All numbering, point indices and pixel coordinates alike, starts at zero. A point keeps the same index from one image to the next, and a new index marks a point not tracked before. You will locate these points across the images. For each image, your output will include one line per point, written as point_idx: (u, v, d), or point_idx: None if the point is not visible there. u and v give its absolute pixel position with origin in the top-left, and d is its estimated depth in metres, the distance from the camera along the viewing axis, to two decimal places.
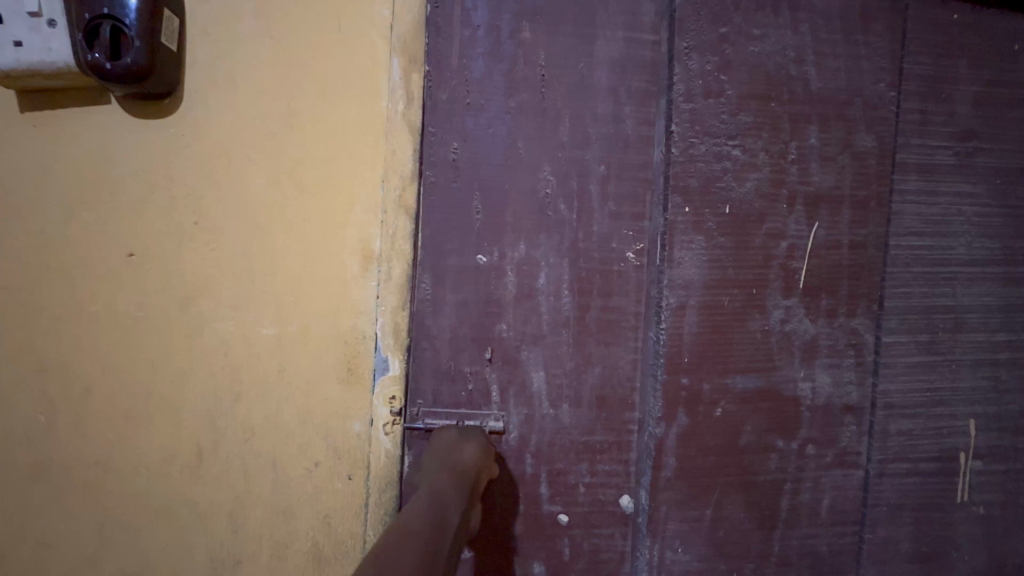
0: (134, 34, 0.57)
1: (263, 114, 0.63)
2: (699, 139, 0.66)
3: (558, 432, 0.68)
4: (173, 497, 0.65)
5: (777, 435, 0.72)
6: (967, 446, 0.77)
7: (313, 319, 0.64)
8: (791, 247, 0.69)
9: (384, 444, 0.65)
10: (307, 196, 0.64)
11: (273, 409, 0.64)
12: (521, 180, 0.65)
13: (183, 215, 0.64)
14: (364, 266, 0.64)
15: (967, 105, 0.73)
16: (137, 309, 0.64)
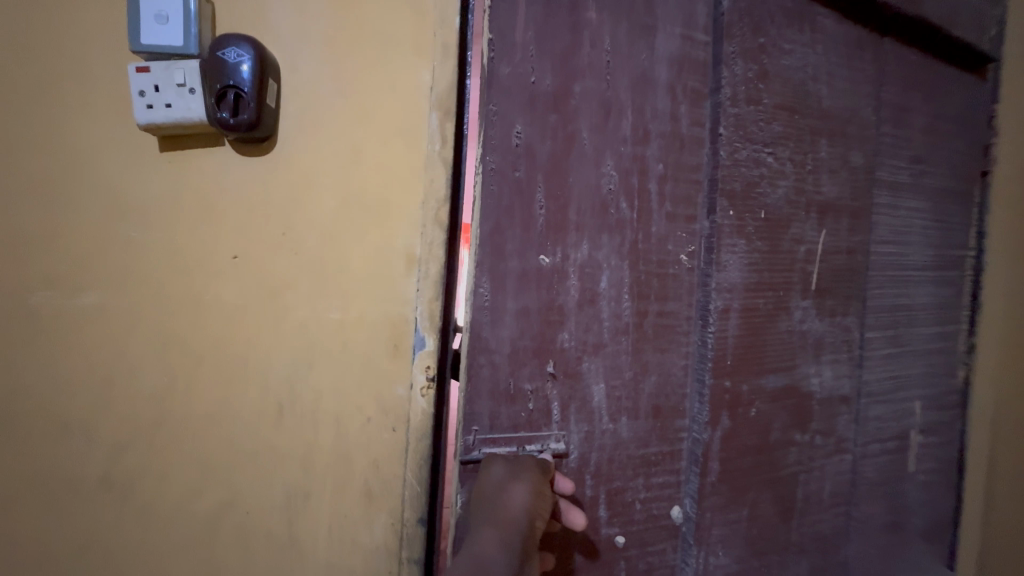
0: (247, 92, 0.52)
1: (323, 108, 0.57)
2: (742, 144, 0.67)
3: (616, 449, 0.62)
4: (234, 507, 0.57)
5: (796, 429, 0.76)
6: (916, 424, 0.90)
7: (371, 304, 0.58)
8: (808, 252, 0.74)
9: (419, 408, 0.60)
10: (369, 172, 0.58)
11: (329, 403, 0.58)
12: (584, 174, 0.59)
13: (249, 198, 0.56)
14: (407, 267, 0.59)
15: (918, 132, 0.85)
16: (210, 296, 0.56)
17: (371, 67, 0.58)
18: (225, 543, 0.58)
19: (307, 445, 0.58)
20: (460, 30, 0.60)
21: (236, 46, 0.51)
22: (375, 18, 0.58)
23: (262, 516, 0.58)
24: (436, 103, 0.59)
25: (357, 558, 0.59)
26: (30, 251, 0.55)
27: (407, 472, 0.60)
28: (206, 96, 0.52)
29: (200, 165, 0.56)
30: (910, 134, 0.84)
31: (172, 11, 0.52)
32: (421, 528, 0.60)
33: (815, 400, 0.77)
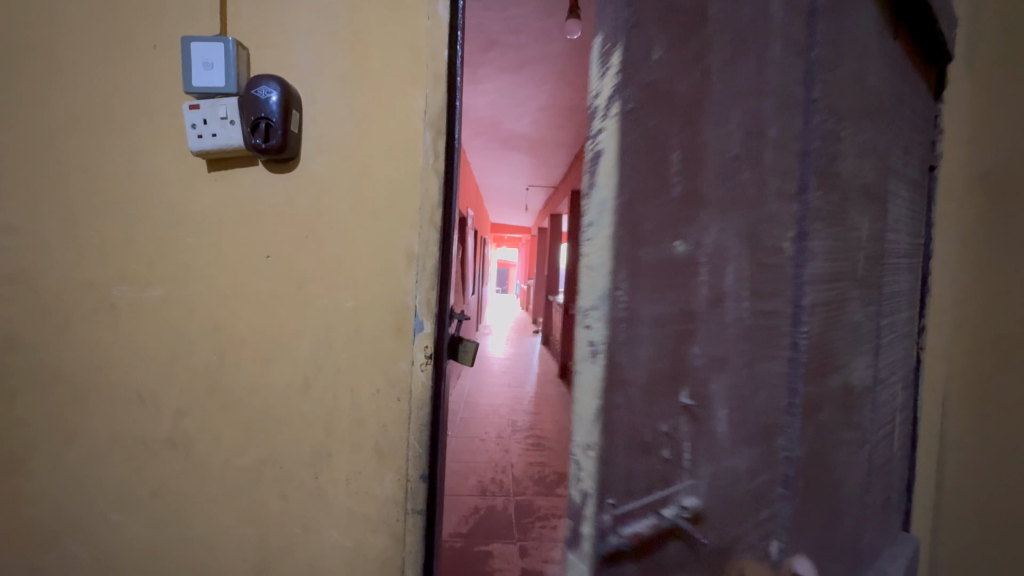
0: (277, 123, 0.69)
1: (338, 141, 0.74)
2: (835, 101, 0.54)
3: (737, 493, 0.49)
4: (277, 449, 0.77)
5: (851, 434, 0.68)
6: (902, 412, 0.87)
7: (380, 294, 0.75)
8: (866, 236, 0.68)
9: (419, 377, 0.74)
10: (374, 191, 0.74)
11: (348, 368, 0.76)
12: (713, 131, 0.46)
13: (284, 221, 0.75)
14: (408, 262, 0.74)
15: (916, 120, 0.82)
16: (265, 290, 0.76)
17: (380, 105, 0.73)
18: (266, 486, 0.78)
19: (333, 406, 0.76)
20: (449, 60, 0.73)
21: (267, 85, 0.69)
22: (381, 60, 0.73)
23: (292, 473, 0.77)
24: (430, 123, 0.72)
25: (372, 506, 0.77)
26: (121, 261, 0.77)
27: (412, 436, 0.75)
28: (243, 126, 0.70)
29: (242, 191, 0.75)
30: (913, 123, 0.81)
31: (215, 58, 0.70)
32: (423, 473, 0.75)
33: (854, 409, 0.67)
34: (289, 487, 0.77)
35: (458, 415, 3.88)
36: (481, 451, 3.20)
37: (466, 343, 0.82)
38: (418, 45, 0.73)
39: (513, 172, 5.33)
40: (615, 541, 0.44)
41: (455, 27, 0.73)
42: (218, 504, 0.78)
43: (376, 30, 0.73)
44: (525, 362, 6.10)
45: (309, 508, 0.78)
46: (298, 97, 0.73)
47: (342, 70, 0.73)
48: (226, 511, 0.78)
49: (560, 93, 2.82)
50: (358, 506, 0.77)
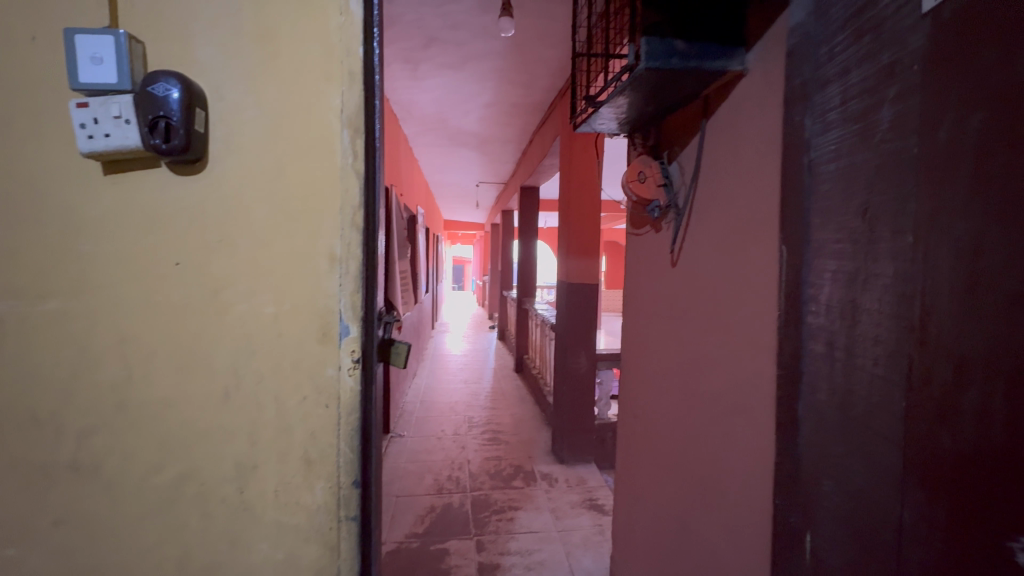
0: (180, 122, 0.66)
1: (248, 142, 0.71)
2: (906, 104, 0.58)
3: (850, 480, 0.68)
4: (196, 464, 0.74)
5: (936, 437, 0.52)
6: (836, 436, 0.71)
7: (300, 299, 0.72)
8: (897, 204, 0.60)
9: (347, 383, 0.73)
10: (288, 194, 0.71)
11: (269, 376, 0.73)
12: (893, 157, 0.61)
13: (192, 226, 0.71)
14: (330, 265, 0.72)
15: (861, 92, 0.67)
16: (174, 300, 0.72)
17: (293, 105, 0.71)
18: (187, 505, 0.74)
19: (254, 415, 0.74)
20: (365, 56, 0.71)
21: (165, 82, 0.65)
22: (291, 58, 0.70)
23: (212, 488, 0.74)
24: (347, 122, 0.71)
25: (302, 517, 0.75)
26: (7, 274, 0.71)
27: (342, 442, 0.74)
28: (140, 126, 0.66)
29: (147, 195, 0.71)
30: (880, 95, 0.63)
31: (105, 52, 0.65)
32: (356, 479, 0.75)
33: (841, 421, 0.70)
34: (211, 502, 0.74)
35: (413, 415, 3.83)
36: (438, 450, 3.18)
37: (397, 346, 0.81)
38: (329, 41, 0.70)
39: (462, 168, 5.28)
40: (870, 446, 0.64)
41: (370, 26, 0.72)
42: (134, 526, 0.74)
43: (284, 25, 0.70)
44: (481, 357, 6.11)
45: (233, 523, 0.75)
46: (205, 98, 0.70)
47: (250, 68, 0.70)
48: (143, 532, 0.74)
49: (503, 89, 2.82)
50: (287, 516, 0.75)
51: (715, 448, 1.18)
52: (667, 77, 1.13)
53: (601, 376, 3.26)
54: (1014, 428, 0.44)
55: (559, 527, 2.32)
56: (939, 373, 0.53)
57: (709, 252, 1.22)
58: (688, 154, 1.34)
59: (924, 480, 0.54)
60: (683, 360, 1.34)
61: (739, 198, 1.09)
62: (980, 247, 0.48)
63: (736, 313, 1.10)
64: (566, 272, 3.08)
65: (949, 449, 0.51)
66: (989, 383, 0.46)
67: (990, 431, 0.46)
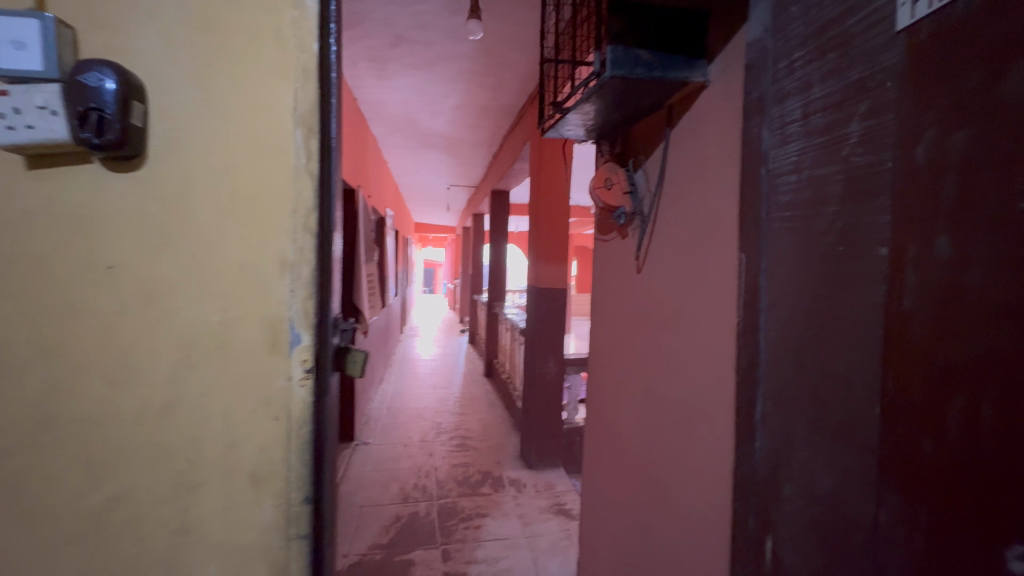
0: (114, 116, 0.61)
1: (192, 139, 0.66)
2: (870, 117, 0.57)
3: (805, 485, 0.69)
4: (131, 483, 0.68)
5: (911, 444, 0.50)
6: (791, 441, 0.72)
7: (248, 306, 0.68)
8: (854, 216, 0.60)
9: (298, 395, 0.69)
10: (234, 195, 0.67)
11: (213, 388, 0.69)
12: (855, 170, 0.60)
13: (127, 228, 0.66)
14: (281, 271, 0.68)
15: (826, 107, 0.65)
16: (107, 307, 0.67)
17: (241, 101, 0.67)
18: (121, 527, 0.69)
19: (197, 430, 0.69)
20: (320, 53, 0.68)
21: (98, 72, 0.61)
22: (240, 53, 0.67)
23: (148, 509, 0.69)
24: (300, 121, 0.68)
25: (248, 537, 0.70)
26: None
27: (293, 457, 0.70)
28: (69, 118, 0.61)
29: (76, 193, 0.66)
30: (841, 108, 0.62)
31: (29, 37, 0.60)
32: (308, 495, 0.71)
33: (793, 427, 0.72)
34: (147, 524, 0.69)
35: (380, 421, 3.75)
36: (405, 458, 3.11)
37: (353, 353, 0.78)
38: (281, 36, 0.67)
39: (432, 171, 5.23)
40: (823, 451, 0.65)
41: (326, 21, 0.69)
42: (59, 554, 0.68)
43: (233, 16, 0.67)
44: (451, 362, 6.05)
45: (171, 546, 0.69)
46: (144, 91, 0.65)
47: (194, 60, 0.66)
48: (70, 559, 0.68)
49: (473, 93, 2.80)
50: (231, 536, 0.70)
51: (678, 453, 1.19)
52: (632, 86, 1.14)
53: (569, 381, 3.27)
54: (1004, 434, 0.41)
55: (526, 534, 2.30)
56: (917, 382, 0.50)
57: (672, 260, 1.24)
58: (653, 162, 1.36)
59: (901, 488, 0.51)
60: (648, 366, 1.35)
61: (701, 207, 1.11)
62: (964, 261, 0.45)
63: (697, 319, 1.12)
64: (535, 277, 3.08)
65: (932, 456, 0.48)
66: (978, 392, 0.43)
67: (977, 438, 0.43)
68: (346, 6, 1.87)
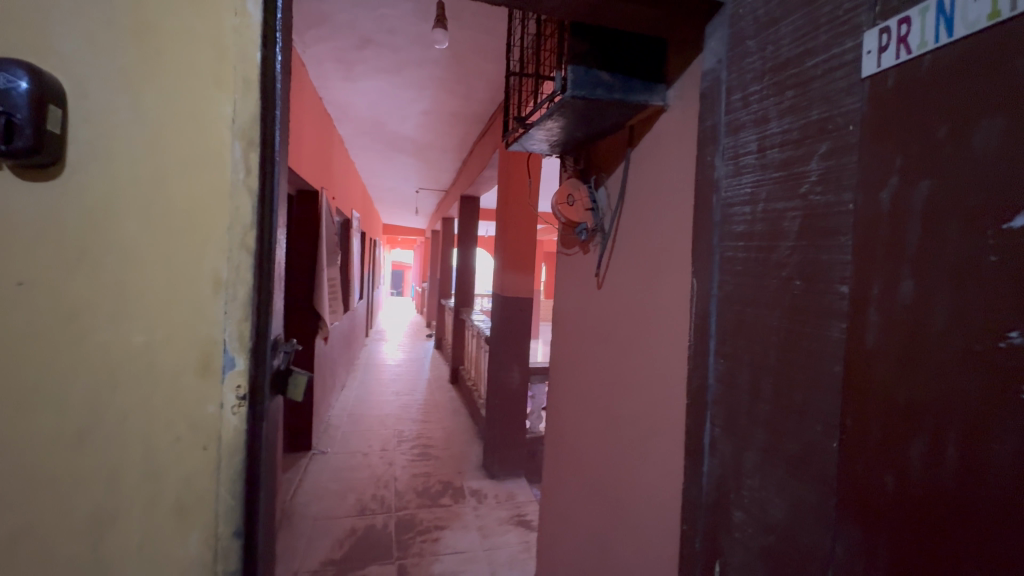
0: (25, 121, 0.56)
1: (118, 148, 0.62)
2: (829, 159, 0.59)
3: (756, 510, 0.70)
4: (37, 518, 0.63)
5: (872, 474, 0.52)
6: (742, 467, 0.73)
7: (176, 327, 0.64)
8: (814, 253, 0.61)
9: (230, 422, 0.66)
10: (163, 209, 0.63)
11: (133, 414, 0.64)
12: (812, 208, 0.62)
13: (42, 240, 0.61)
14: (214, 291, 0.65)
15: (785, 143, 0.67)
16: (14, 326, 0.61)
17: (174, 109, 0.63)
18: (25, 566, 0.63)
19: (116, 460, 0.64)
20: (263, 63, 0.65)
21: (8, 72, 0.56)
22: (173, 59, 0.63)
23: (58, 546, 0.63)
24: (240, 134, 0.64)
25: (171, 573, 0.66)
26: None
27: (222, 487, 0.66)
28: None
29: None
30: (799, 145, 0.64)
31: None
32: (238, 528, 0.67)
33: (745, 452, 0.73)
34: (56, 562, 0.63)
35: (340, 429, 3.64)
36: (364, 467, 3.02)
37: (295, 376, 0.74)
38: (220, 42, 0.63)
39: (402, 174, 5.17)
40: (776, 477, 0.66)
41: (271, 29, 0.65)
42: None
43: (167, 19, 0.62)
44: (415, 367, 5.96)
45: None
46: (65, 95, 0.61)
47: (123, 63, 0.62)
48: None
49: (443, 98, 2.77)
50: (153, 573, 0.65)
51: (632, 470, 1.20)
52: (593, 106, 1.15)
53: (533, 389, 3.27)
54: (965, 474, 0.42)
55: (485, 546, 2.28)
56: (878, 418, 0.51)
57: (630, 278, 1.26)
58: (614, 181, 1.37)
59: (862, 519, 0.53)
60: (606, 381, 1.36)
61: (659, 228, 1.13)
62: (926, 306, 0.46)
63: (652, 338, 1.13)
64: (502, 285, 3.07)
65: (891, 490, 0.49)
66: (940, 433, 0.44)
67: (937, 477, 0.44)
68: (311, 6, 1.82)
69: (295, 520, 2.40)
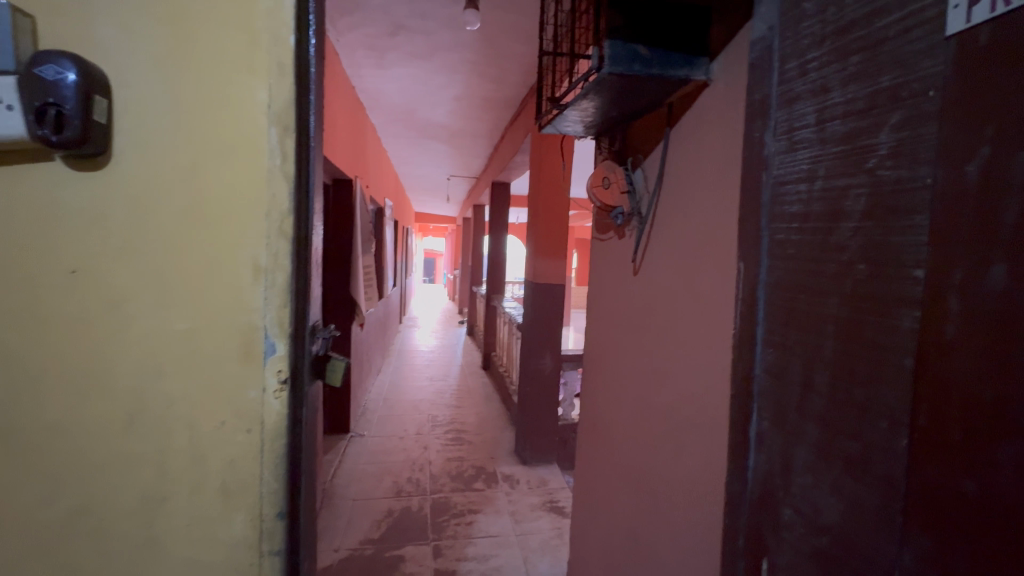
0: (74, 112, 0.57)
1: (159, 138, 0.63)
2: (902, 130, 0.53)
3: (808, 508, 0.66)
4: (94, 495, 0.66)
5: (945, 476, 0.47)
6: (791, 464, 0.69)
7: (218, 314, 0.65)
8: (881, 234, 0.56)
9: (274, 407, 0.67)
10: (202, 197, 0.64)
11: (179, 398, 0.66)
12: (880, 184, 0.56)
13: (91, 230, 0.63)
14: (254, 278, 0.65)
15: (848, 114, 0.61)
16: (67, 313, 0.64)
17: (210, 98, 0.63)
18: (85, 540, 0.66)
19: (164, 442, 0.66)
20: (297, 47, 0.64)
21: (57, 64, 0.57)
22: (209, 47, 0.63)
23: (113, 522, 0.66)
24: (275, 120, 0.64)
25: (219, 551, 0.68)
26: None
27: (266, 470, 0.67)
28: (26, 113, 0.57)
29: (36, 192, 0.62)
30: (865, 115, 0.58)
31: None
32: (282, 509, 0.68)
33: (795, 447, 0.69)
34: (113, 538, 0.67)
35: (376, 413, 3.74)
36: (399, 451, 3.10)
37: (334, 362, 0.74)
38: (253, 27, 0.63)
39: (433, 161, 5.19)
40: (830, 475, 0.62)
41: (303, 12, 0.64)
42: (23, 564, 0.66)
43: (202, 7, 0.63)
44: (448, 353, 6.05)
45: (137, 561, 0.67)
46: (109, 86, 0.62)
47: (162, 53, 0.62)
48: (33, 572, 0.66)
49: (474, 83, 2.74)
50: (202, 551, 0.68)
51: (669, 461, 1.17)
52: (631, 83, 1.09)
53: (565, 376, 3.25)
54: None
55: (518, 531, 2.30)
56: (957, 416, 0.46)
57: (668, 263, 1.21)
58: (652, 162, 1.31)
59: (933, 524, 0.49)
60: (642, 370, 1.32)
61: (699, 211, 1.07)
62: None
63: (691, 326, 1.09)
64: (533, 271, 3.05)
65: (971, 494, 0.45)
66: None
67: None
68: None
69: (335, 499, 2.49)
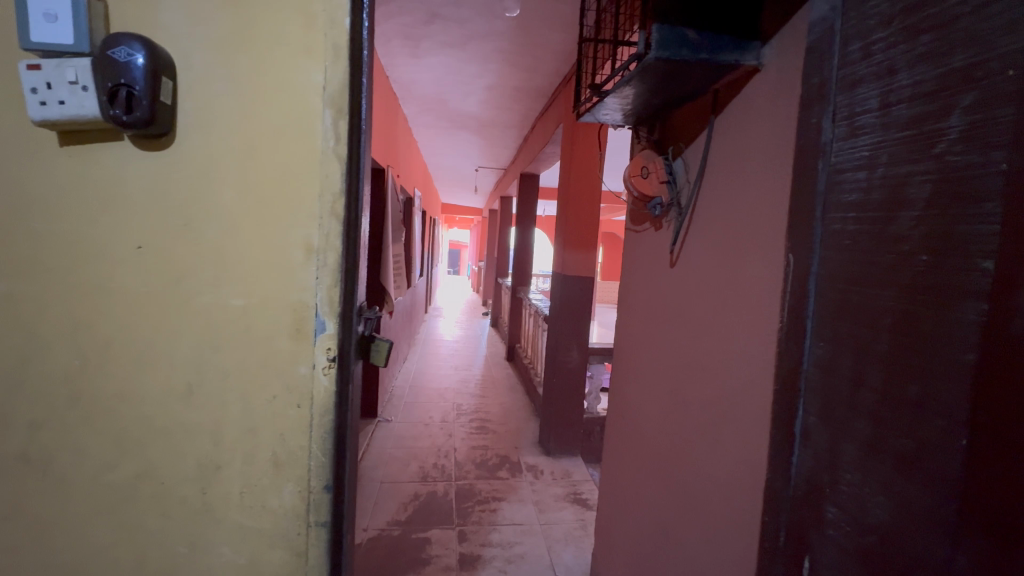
0: (143, 92, 0.60)
1: (219, 119, 0.65)
2: (976, 112, 0.50)
3: (853, 506, 0.64)
4: (153, 460, 0.69)
5: (1004, 476, 0.45)
6: (839, 460, 0.67)
7: (272, 292, 0.67)
8: (946, 222, 0.53)
9: (322, 383, 0.68)
10: (257, 177, 0.66)
11: (233, 372, 0.68)
12: (947, 170, 0.53)
13: (155, 207, 0.66)
14: (306, 257, 0.67)
15: (915, 97, 0.58)
16: (131, 287, 0.67)
17: (267, 80, 0.65)
18: (144, 503, 0.70)
19: (218, 413, 0.69)
20: (352, 30, 0.65)
21: (127, 46, 0.59)
22: (267, 31, 0.64)
23: (171, 487, 0.70)
24: (330, 102, 0.65)
25: (267, 520, 0.71)
26: None
27: (314, 444, 0.70)
28: (98, 94, 0.60)
29: (104, 171, 0.65)
30: (934, 98, 0.55)
31: (60, 10, 0.59)
32: (328, 483, 0.70)
33: (844, 444, 0.67)
34: (170, 502, 0.70)
35: (403, 399, 3.81)
36: (425, 437, 3.15)
37: (378, 343, 0.76)
38: (310, 10, 0.64)
39: (464, 152, 5.20)
40: (879, 472, 0.60)
41: None
42: (89, 523, 0.70)
43: None
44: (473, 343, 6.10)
45: (192, 525, 0.70)
46: (174, 68, 0.64)
47: (223, 35, 0.64)
48: (98, 530, 0.70)
49: (506, 72, 2.72)
50: (251, 518, 0.71)
51: (704, 456, 1.15)
52: (676, 68, 1.06)
53: (591, 369, 3.24)
54: None
55: (541, 521, 2.31)
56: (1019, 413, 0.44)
57: (709, 255, 1.18)
58: (695, 151, 1.28)
59: (990, 526, 0.46)
60: (677, 364, 1.30)
61: (745, 202, 1.04)
62: None
63: (733, 321, 1.06)
64: (562, 264, 3.03)
65: None
66: None
67: None
68: None
69: (362, 481, 2.55)
